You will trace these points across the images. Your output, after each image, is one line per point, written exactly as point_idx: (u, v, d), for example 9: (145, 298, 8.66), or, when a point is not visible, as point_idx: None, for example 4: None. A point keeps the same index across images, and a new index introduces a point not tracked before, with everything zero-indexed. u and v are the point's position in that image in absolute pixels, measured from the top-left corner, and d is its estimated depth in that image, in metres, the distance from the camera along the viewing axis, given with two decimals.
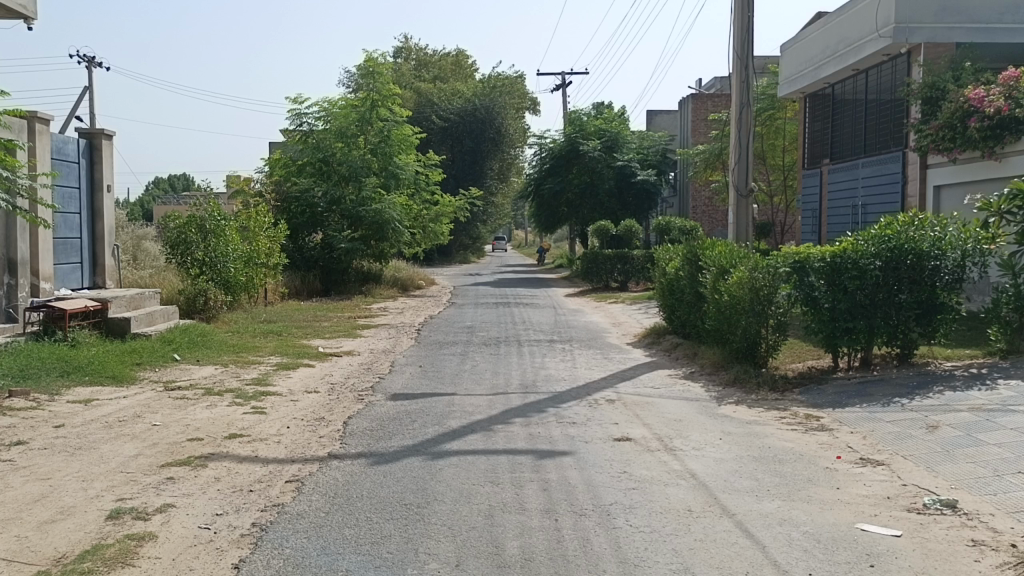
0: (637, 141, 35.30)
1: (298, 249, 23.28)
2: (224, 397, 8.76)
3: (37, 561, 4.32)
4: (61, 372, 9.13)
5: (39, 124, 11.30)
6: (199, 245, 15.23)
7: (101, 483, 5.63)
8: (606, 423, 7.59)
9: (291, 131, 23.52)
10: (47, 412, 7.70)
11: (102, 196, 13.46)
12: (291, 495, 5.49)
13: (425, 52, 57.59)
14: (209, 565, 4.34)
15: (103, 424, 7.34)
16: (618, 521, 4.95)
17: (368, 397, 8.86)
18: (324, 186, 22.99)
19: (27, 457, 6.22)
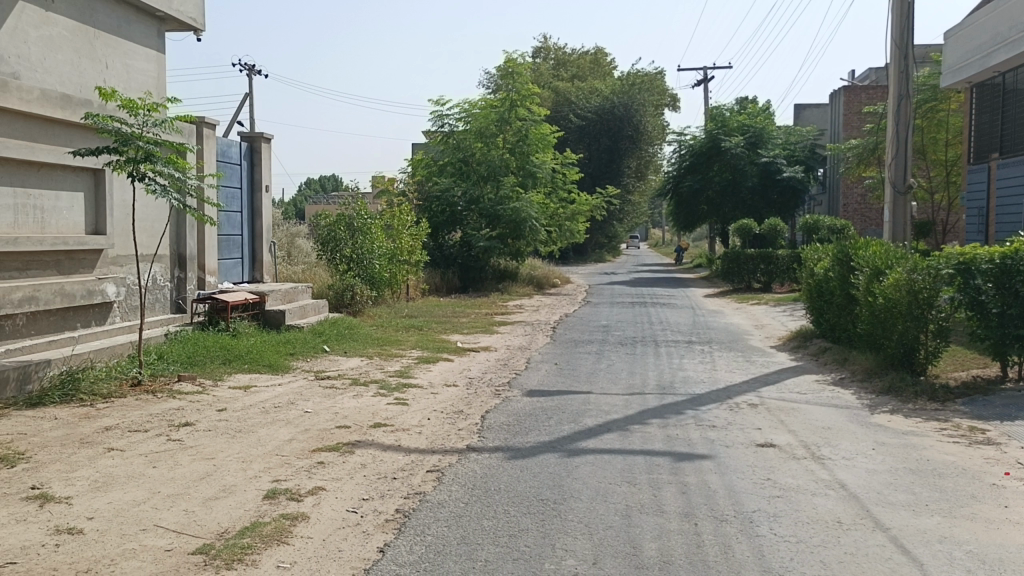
0: (783, 136, 34.02)
1: (438, 247, 23.88)
2: (369, 387, 9.13)
3: (203, 534, 4.64)
4: (223, 359, 9.80)
5: (206, 129, 12.14)
6: (348, 243, 15.97)
7: (259, 465, 6.01)
8: (748, 427, 7.35)
9: (433, 132, 24.23)
10: (211, 396, 8.29)
11: (260, 195, 14.29)
12: (432, 484, 5.65)
13: (564, 51, 57.75)
14: (357, 547, 4.53)
15: (260, 410, 7.82)
16: (762, 529, 4.78)
17: (505, 392, 9.00)
18: (463, 185, 23.57)
19: (194, 437, 6.72)
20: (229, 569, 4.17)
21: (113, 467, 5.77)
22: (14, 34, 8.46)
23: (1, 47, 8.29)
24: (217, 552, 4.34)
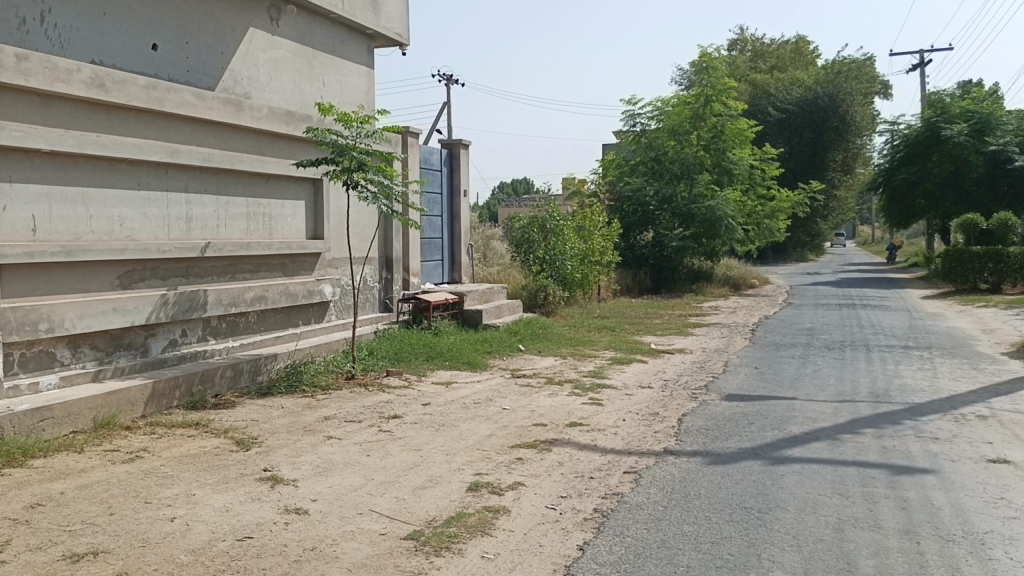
0: (1016, 120, 30.68)
1: (630, 247, 23.74)
2: (564, 387, 9.24)
3: (413, 521, 4.89)
4: (426, 357, 10.30)
5: (411, 138, 12.82)
6: (540, 244, 16.28)
7: (462, 458, 6.26)
8: (977, 442, 6.70)
9: (625, 132, 24.17)
10: (416, 391, 8.74)
11: (460, 200, 14.87)
12: (630, 486, 5.62)
13: (762, 42, 55.51)
14: (557, 543, 4.60)
15: (461, 405, 8.14)
16: (997, 553, 4.34)
17: (701, 395, 8.79)
18: (656, 185, 23.33)
19: (402, 429, 7.11)
20: (437, 555, 4.37)
21: (332, 454, 6.23)
22: (246, 58, 9.40)
23: (236, 70, 9.26)
24: (426, 539, 4.57)
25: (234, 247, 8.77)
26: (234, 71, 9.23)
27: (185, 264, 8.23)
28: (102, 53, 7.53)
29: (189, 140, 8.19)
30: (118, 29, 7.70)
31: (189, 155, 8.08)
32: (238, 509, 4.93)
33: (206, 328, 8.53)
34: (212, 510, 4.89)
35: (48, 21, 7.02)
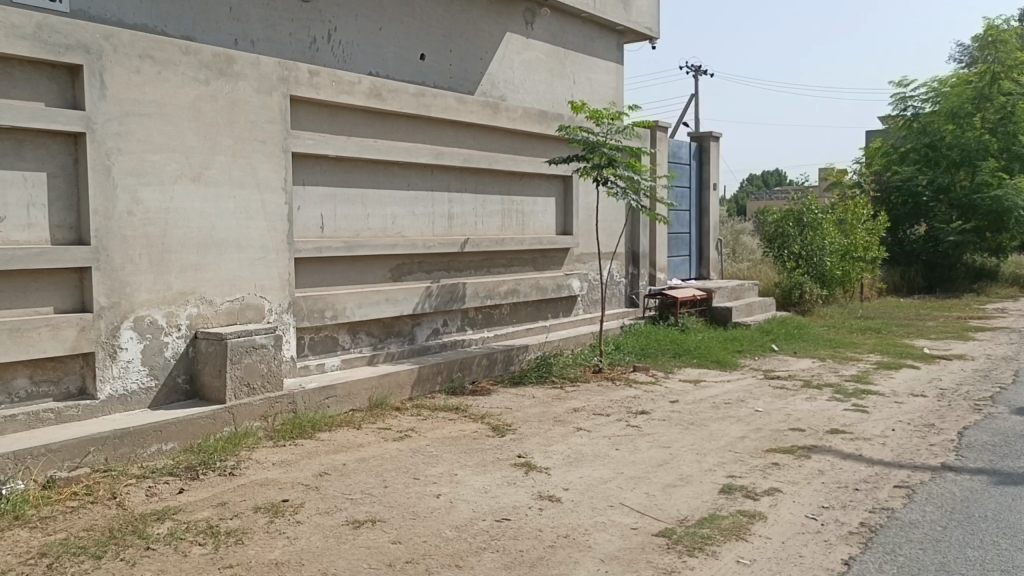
0: None
1: (899, 243, 21.81)
2: (823, 391, 8.69)
3: (664, 518, 4.85)
4: (674, 354, 10.17)
5: (660, 133, 12.70)
6: (796, 239, 15.49)
7: (713, 458, 6.11)
8: None
9: (894, 117, 22.23)
10: (664, 388, 8.66)
11: (709, 193, 14.50)
12: (902, 501, 5.16)
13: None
14: (819, 555, 4.34)
15: (711, 405, 7.94)
16: None
17: (987, 408, 7.86)
18: (930, 173, 21.04)
19: (651, 425, 7.08)
20: (690, 555, 4.30)
21: (582, 445, 6.35)
22: (503, 61, 9.83)
23: (493, 74, 9.71)
24: (679, 537, 4.51)
25: (490, 243, 9.21)
26: (492, 75, 9.69)
27: (447, 258, 8.78)
28: (377, 65, 8.24)
29: (452, 142, 8.71)
30: (391, 43, 8.39)
31: (451, 157, 8.60)
32: (495, 491, 5.19)
33: (464, 319, 9.07)
34: (472, 491, 5.18)
35: (334, 39, 7.83)
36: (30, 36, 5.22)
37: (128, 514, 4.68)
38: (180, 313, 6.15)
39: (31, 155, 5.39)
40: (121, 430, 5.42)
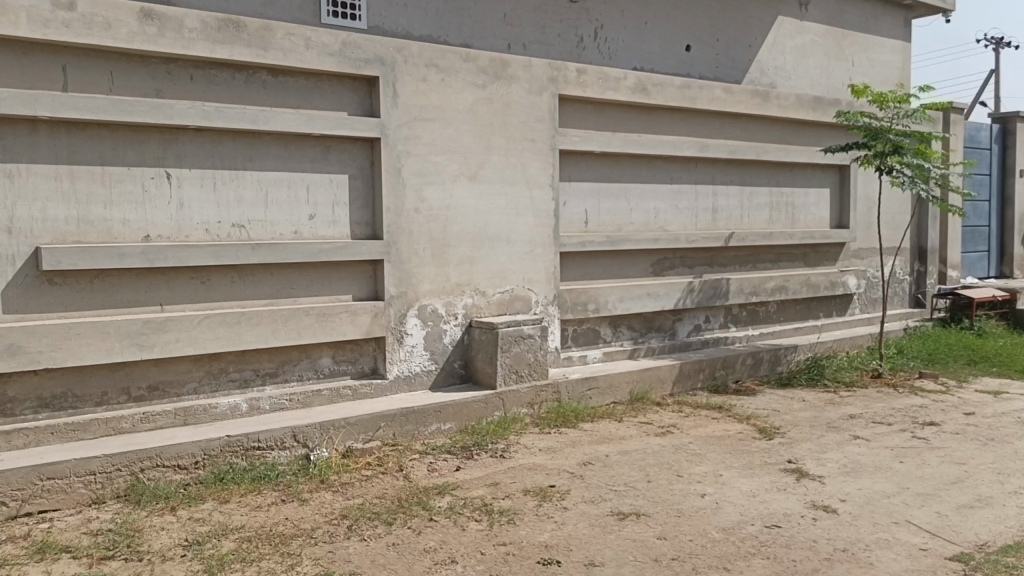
0: None
1: None
2: None
3: (960, 542, 4.37)
4: (968, 360, 9.12)
5: (954, 115, 11.43)
6: None
7: (1020, 481, 5.39)
8: None
9: None
10: (957, 398, 7.79)
11: (1014, 180, 12.79)
12: None
13: None
14: None
15: (1017, 420, 7.01)
16: None
17: None
18: None
19: (941, 439, 6.40)
20: None
21: (860, 455, 5.91)
22: (774, 47, 9.41)
23: (762, 61, 9.32)
24: (978, 565, 4.05)
25: (757, 237, 8.84)
26: (761, 62, 9.30)
27: (710, 253, 8.58)
28: (642, 59, 8.24)
29: (718, 134, 8.49)
30: (656, 36, 8.34)
31: (717, 148, 8.37)
32: (765, 496, 4.99)
33: (728, 316, 8.81)
34: (739, 493, 5.03)
35: (601, 36, 7.94)
36: (337, 52, 5.85)
37: (412, 487, 5.11)
38: (458, 303, 6.58)
39: (336, 159, 6.03)
40: (407, 409, 5.92)
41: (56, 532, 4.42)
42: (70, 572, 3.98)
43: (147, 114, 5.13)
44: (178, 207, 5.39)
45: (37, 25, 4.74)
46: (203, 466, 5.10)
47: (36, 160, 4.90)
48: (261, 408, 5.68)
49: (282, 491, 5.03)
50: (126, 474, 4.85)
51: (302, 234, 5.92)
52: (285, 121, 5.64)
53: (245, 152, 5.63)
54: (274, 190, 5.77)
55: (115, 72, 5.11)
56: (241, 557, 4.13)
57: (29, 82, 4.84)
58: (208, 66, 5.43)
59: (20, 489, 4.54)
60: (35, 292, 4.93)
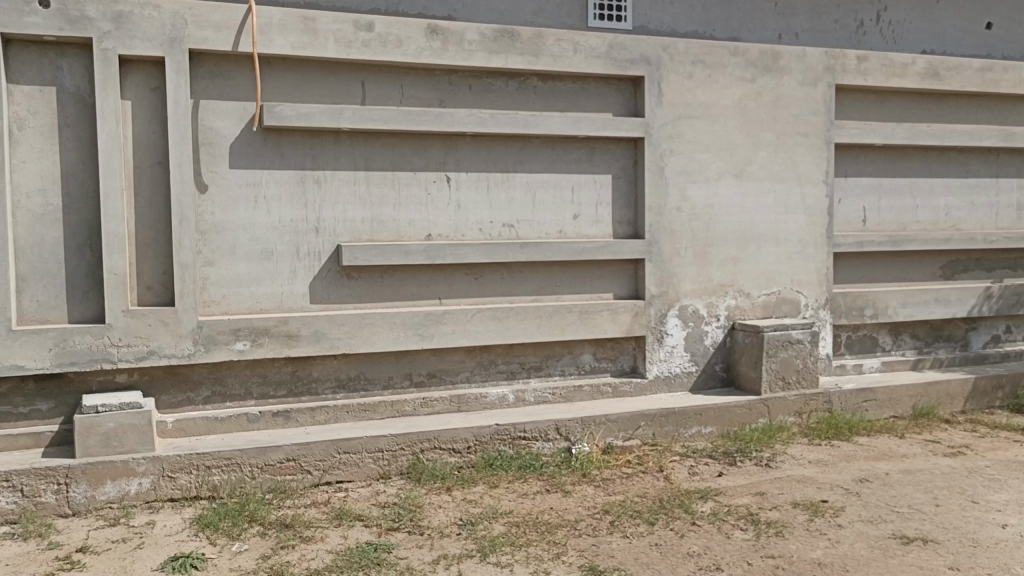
0: None
1: None
2: None
3: None
4: None
5: None
6: None
7: None
8: None
9: None
10: None
11: None
12: None
13: None
14: None
15: None
16: None
17: None
18: None
19: None
20: None
21: None
22: None
23: None
24: None
25: None
26: None
27: (1014, 255, 7.59)
28: (933, 42, 7.50)
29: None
30: (950, 15, 7.55)
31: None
32: None
33: None
34: None
35: (884, 19, 7.34)
36: (604, 55, 5.94)
37: (674, 489, 5.07)
38: (721, 304, 6.41)
39: (600, 160, 6.13)
40: (667, 410, 5.88)
41: (351, 500, 4.92)
42: (364, 539, 4.42)
43: (431, 122, 5.54)
44: (456, 208, 5.77)
45: (342, 46, 5.31)
46: (474, 451, 5.42)
47: (339, 167, 5.49)
48: (526, 400, 5.93)
49: (546, 481, 5.22)
50: (408, 453, 5.29)
51: (567, 233, 6.08)
52: (553, 124, 5.82)
53: (516, 155, 5.89)
54: (541, 192, 5.98)
55: (404, 86, 5.58)
56: (510, 541, 4.34)
57: (335, 98, 5.43)
58: (484, 75, 5.76)
59: (322, 460, 5.11)
60: (336, 285, 5.52)
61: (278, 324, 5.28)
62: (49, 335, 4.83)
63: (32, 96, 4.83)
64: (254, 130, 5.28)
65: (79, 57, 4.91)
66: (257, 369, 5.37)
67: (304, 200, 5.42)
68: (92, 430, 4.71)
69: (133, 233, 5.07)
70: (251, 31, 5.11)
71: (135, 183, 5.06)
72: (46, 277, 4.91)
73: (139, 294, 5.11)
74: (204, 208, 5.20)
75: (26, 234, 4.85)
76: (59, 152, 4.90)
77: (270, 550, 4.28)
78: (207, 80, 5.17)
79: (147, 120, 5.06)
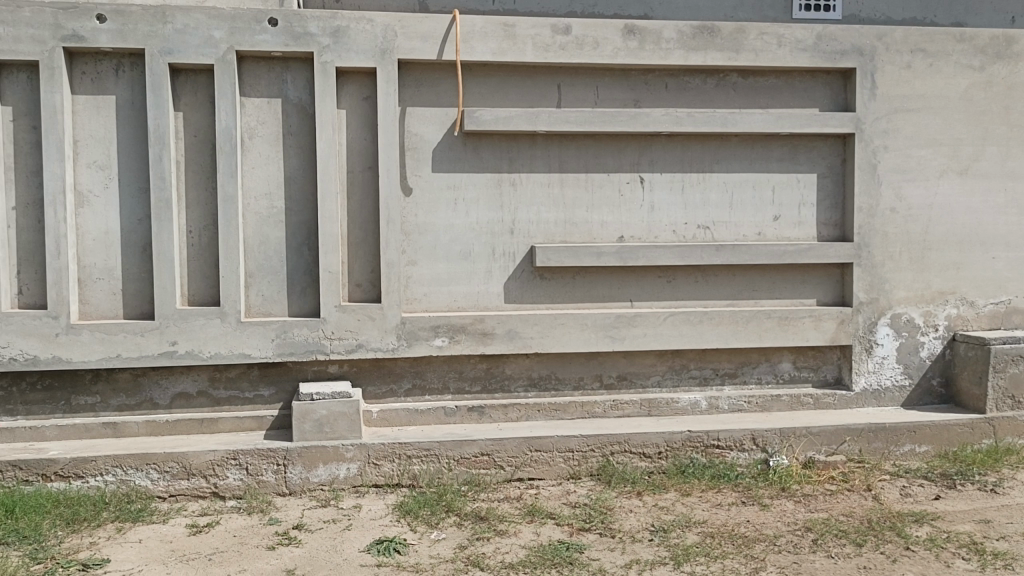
0: None
1: None
2: None
3: None
4: None
5: None
6: None
7: None
8: None
9: None
10: None
11: None
12: None
13: None
14: None
15: None
16: None
17: None
18: None
19: None
20: None
21: None
22: None
23: None
24: None
25: None
26: None
27: None
28: None
29: None
30: None
31: None
32: None
33: None
34: None
35: None
36: (811, 47, 5.64)
37: (884, 510, 4.72)
38: (940, 313, 5.90)
39: (805, 158, 5.82)
40: (876, 425, 5.49)
41: (542, 498, 4.98)
42: (555, 537, 4.45)
43: (627, 123, 5.49)
44: (650, 210, 5.70)
45: (541, 50, 5.38)
46: (665, 457, 5.33)
47: (534, 169, 5.58)
48: (720, 407, 5.75)
49: (741, 493, 5.03)
50: (598, 455, 5.28)
51: (767, 235, 5.83)
52: (754, 122, 5.60)
53: (714, 155, 5.73)
54: (740, 192, 5.77)
55: (600, 87, 5.58)
56: (705, 552, 4.22)
57: (532, 101, 5.52)
58: (681, 73, 5.65)
59: (514, 456, 5.21)
60: (529, 285, 5.62)
61: (475, 322, 5.44)
62: (272, 326, 5.25)
63: (261, 108, 5.28)
64: (456, 135, 5.47)
65: (302, 70, 5.31)
66: (454, 365, 5.57)
67: (501, 202, 5.56)
68: (307, 416, 5.07)
69: (345, 233, 5.41)
70: (455, 39, 5.31)
71: (348, 187, 5.40)
72: (271, 274, 5.35)
73: (349, 291, 5.44)
74: (408, 210, 5.46)
75: (253, 234, 5.31)
76: (283, 159, 5.32)
77: (466, 540, 4.41)
78: (413, 87, 5.42)
79: (359, 127, 5.38)
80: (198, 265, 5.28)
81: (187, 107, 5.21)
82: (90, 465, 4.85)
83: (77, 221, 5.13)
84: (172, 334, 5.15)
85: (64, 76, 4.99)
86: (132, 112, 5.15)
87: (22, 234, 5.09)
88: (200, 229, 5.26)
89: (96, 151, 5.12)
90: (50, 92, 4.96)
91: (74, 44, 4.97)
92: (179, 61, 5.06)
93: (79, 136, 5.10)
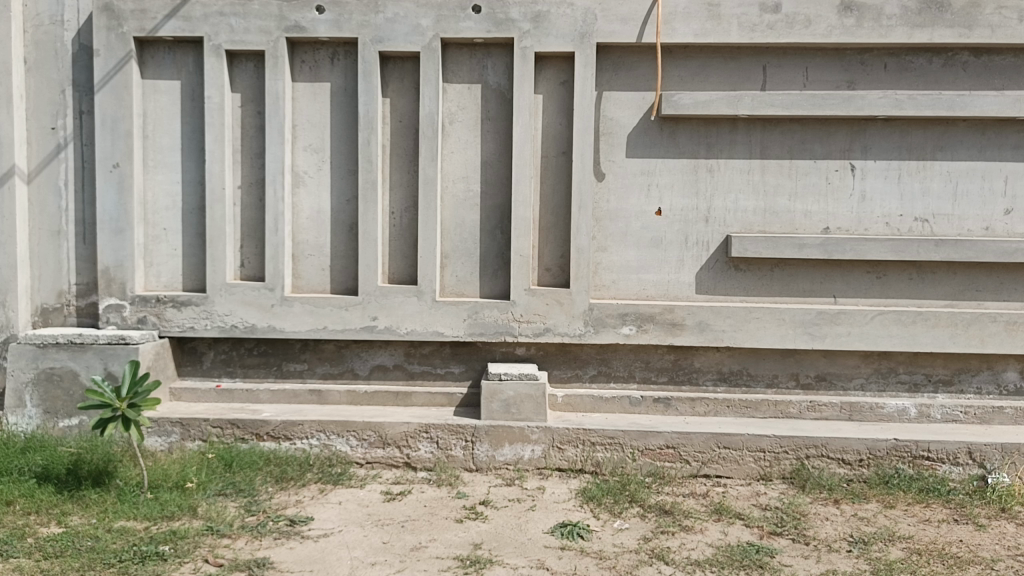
0: None
1: None
2: None
3: None
4: None
5: None
6: None
7: None
8: None
9: None
10: None
11: None
12: None
13: None
14: None
15: None
16: None
17: None
18: None
19: None
20: None
21: None
22: None
23: None
24: None
25: None
26: None
27: None
28: None
29: None
30: None
31: None
32: None
33: None
34: None
35: None
36: None
37: None
38: None
39: None
40: None
41: (730, 497, 4.80)
42: (745, 538, 4.28)
43: (838, 106, 5.15)
44: (860, 200, 5.32)
45: (747, 30, 5.15)
46: (867, 465, 4.98)
47: (734, 155, 5.36)
48: (932, 416, 5.29)
49: (954, 510, 4.61)
50: (792, 458, 5.03)
51: (995, 231, 5.28)
52: (986, 105, 5.08)
53: (936, 141, 5.26)
54: (964, 182, 5.27)
55: (809, 68, 5.26)
56: (911, 569, 3.89)
57: (734, 84, 5.30)
58: (902, 52, 5.21)
59: (702, 452, 5.06)
60: (723, 276, 5.41)
61: (664, 311, 5.32)
62: (465, 306, 5.40)
63: (462, 93, 5.42)
64: (652, 119, 5.35)
65: (502, 56, 5.39)
66: (641, 354, 5.48)
67: (697, 188, 5.39)
68: (496, 396, 5.17)
69: (538, 218, 5.45)
70: (656, 21, 5.19)
71: (543, 171, 5.43)
72: (465, 255, 5.49)
73: (539, 275, 5.49)
74: (601, 196, 5.42)
75: (451, 217, 5.48)
76: (481, 143, 5.43)
77: (650, 532, 4.33)
78: (611, 72, 5.36)
79: (555, 112, 5.39)
80: (398, 245, 5.52)
81: (395, 93, 5.43)
82: (297, 428, 5.20)
83: (294, 201, 5.51)
84: (373, 309, 5.42)
85: (286, 65, 5.35)
86: (345, 99, 5.44)
87: (246, 211, 5.53)
88: (401, 211, 5.49)
89: (311, 136, 5.46)
90: (274, 80, 5.34)
91: (296, 35, 5.31)
92: (389, 48, 5.29)
93: (298, 121, 5.46)
